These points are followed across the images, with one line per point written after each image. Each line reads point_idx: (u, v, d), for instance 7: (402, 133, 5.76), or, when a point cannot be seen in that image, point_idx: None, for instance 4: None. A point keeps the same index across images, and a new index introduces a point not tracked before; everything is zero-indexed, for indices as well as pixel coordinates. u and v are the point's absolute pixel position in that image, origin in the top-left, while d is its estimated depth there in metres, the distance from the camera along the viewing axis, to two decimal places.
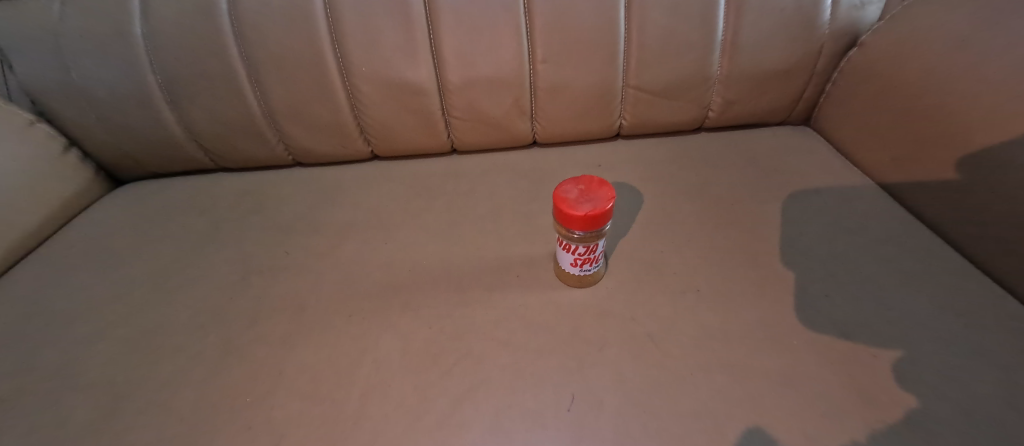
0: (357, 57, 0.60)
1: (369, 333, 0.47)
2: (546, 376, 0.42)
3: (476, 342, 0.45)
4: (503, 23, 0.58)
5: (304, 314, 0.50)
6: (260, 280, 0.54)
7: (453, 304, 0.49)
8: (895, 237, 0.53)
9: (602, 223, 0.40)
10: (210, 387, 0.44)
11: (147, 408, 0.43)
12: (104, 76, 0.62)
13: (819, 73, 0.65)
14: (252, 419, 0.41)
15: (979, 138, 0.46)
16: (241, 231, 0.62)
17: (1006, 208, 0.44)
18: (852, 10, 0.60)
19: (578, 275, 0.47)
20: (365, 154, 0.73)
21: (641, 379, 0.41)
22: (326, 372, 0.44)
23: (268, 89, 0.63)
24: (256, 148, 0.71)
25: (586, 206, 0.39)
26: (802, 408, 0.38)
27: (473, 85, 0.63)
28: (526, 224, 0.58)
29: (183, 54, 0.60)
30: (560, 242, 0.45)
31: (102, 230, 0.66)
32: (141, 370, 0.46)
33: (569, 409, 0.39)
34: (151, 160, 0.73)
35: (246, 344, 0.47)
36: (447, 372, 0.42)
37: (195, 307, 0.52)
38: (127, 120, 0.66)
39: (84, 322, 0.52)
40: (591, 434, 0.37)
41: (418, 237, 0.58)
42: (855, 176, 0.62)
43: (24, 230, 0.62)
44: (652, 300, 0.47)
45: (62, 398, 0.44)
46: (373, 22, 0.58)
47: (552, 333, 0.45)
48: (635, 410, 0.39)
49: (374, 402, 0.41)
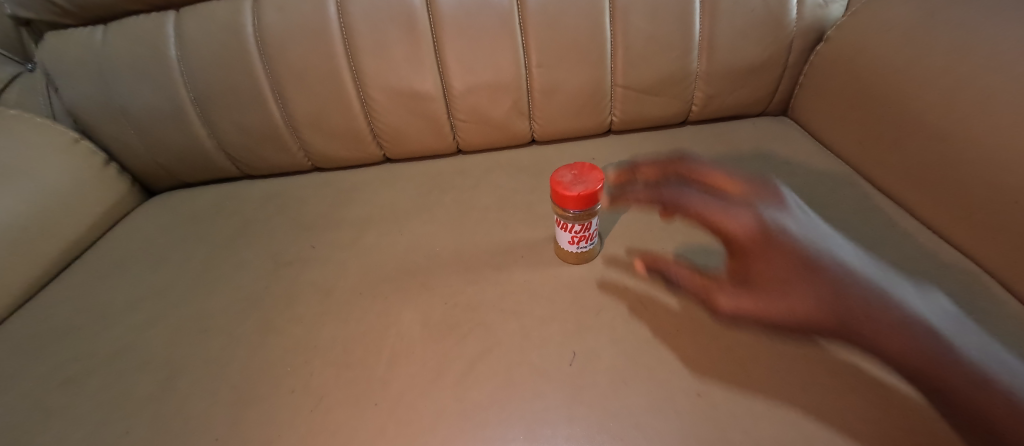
0: (370, 69, 0.67)
1: (393, 309, 0.53)
2: (550, 339, 0.47)
3: (487, 314, 0.50)
4: (500, 33, 0.65)
5: (332, 297, 0.55)
6: (291, 270, 0.60)
7: (466, 283, 0.55)
8: (863, 209, 0.58)
9: (592, 200, 0.45)
10: (255, 361, 0.50)
11: (201, 380, 0.49)
12: (143, 94, 0.69)
13: (791, 67, 0.71)
14: (294, 384, 0.47)
15: (927, 119, 0.52)
16: (268, 229, 0.68)
17: (953, 176, 0.49)
18: (816, 9, 0.66)
19: (576, 252, 0.53)
20: (378, 157, 0.79)
21: (635, 338, 0.46)
22: (356, 343, 0.50)
23: (290, 100, 0.70)
24: (279, 156, 0.77)
25: (574, 189, 0.45)
26: (775, 356, 0.43)
27: (476, 90, 0.69)
28: (527, 212, 0.64)
29: (213, 73, 0.67)
30: (558, 223, 0.51)
31: (141, 234, 0.72)
32: (191, 351, 0.52)
33: (571, 363, 0.45)
34: (182, 171, 0.79)
35: (283, 323, 0.53)
36: (463, 339, 0.48)
37: (234, 295, 0.58)
38: (161, 134, 0.73)
39: (136, 312, 0.58)
40: (591, 383, 0.43)
41: (430, 228, 0.64)
42: (828, 158, 0.67)
43: (73, 236, 0.68)
44: (643, 273, 0.53)
45: (125, 376, 0.50)
46: (383, 37, 0.64)
47: (555, 303, 0.51)
48: (628, 362, 0.44)
49: (400, 366, 0.47)
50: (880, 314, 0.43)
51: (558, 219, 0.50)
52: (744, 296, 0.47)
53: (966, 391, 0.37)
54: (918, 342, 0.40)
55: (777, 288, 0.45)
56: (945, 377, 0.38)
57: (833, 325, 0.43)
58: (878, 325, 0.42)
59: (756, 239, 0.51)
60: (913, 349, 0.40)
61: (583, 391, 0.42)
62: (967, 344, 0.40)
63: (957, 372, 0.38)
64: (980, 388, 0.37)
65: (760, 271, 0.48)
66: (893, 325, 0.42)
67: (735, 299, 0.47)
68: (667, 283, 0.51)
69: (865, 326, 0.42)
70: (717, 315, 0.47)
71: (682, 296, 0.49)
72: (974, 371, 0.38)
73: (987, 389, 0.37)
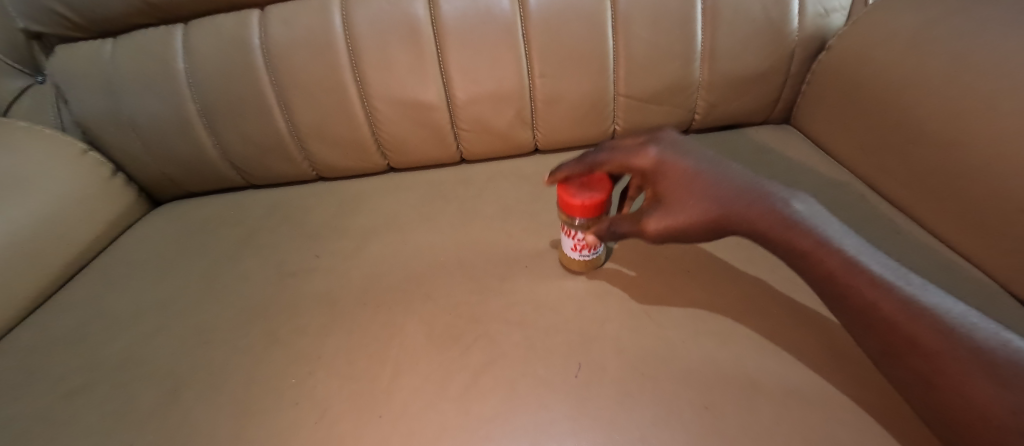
0: (374, 80, 0.67)
1: (397, 319, 0.53)
2: (554, 349, 0.47)
3: (492, 324, 0.50)
4: (503, 44, 0.65)
5: (335, 307, 0.55)
6: (295, 280, 0.60)
7: (470, 293, 0.54)
8: (869, 218, 0.57)
9: (598, 203, 0.45)
10: (258, 372, 0.50)
11: (204, 392, 0.49)
12: (150, 106, 0.70)
13: (793, 75, 0.71)
14: (298, 396, 0.46)
15: (930, 126, 0.51)
16: (273, 239, 0.68)
17: (958, 185, 0.49)
18: (817, 18, 0.66)
19: (580, 260, 0.53)
20: (382, 167, 0.79)
21: (640, 348, 0.46)
22: (359, 354, 0.50)
23: (295, 111, 0.70)
24: (283, 166, 0.77)
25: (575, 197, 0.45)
26: (781, 368, 0.43)
27: (479, 100, 0.70)
28: (531, 222, 0.64)
29: (219, 85, 0.68)
30: (566, 233, 0.51)
31: (146, 244, 0.72)
32: (195, 362, 0.52)
33: (576, 374, 0.44)
34: (188, 181, 0.80)
35: (287, 334, 0.53)
36: (467, 350, 0.48)
37: (239, 305, 0.58)
38: (168, 145, 0.74)
39: (141, 323, 0.58)
40: (597, 395, 0.43)
41: (434, 238, 0.64)
42: (832, 166, 0.67)
43: (80, 246, 0.69)
44: (647, 283, 0.53)
45: (129, 387, 0.50)
46: (387, 48, 0.65)
47: (558, 314, 0.50)
48: (633, 374, 0.44)
49: (404, 377, 0.47)
50: (793, 222, 0.40)
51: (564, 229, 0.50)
52: (666, 211, 0.44)
53: (901, 320, 0.34)
54: (842, 256, 0.37)
55: (686, 187, 0.43)
56: (863, 298, 0.36)
57: (751, 228, 0.42)
58: (800, 237, 0.39)
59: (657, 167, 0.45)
60: (864, 299, 0.36)
61: (588, 403, 0.42)
62: (882, 262, 0.37)
63: (872, 288, 0.36)
64: (918, 323, 0.33)
65: (671, 184, 0.44)
66: (791, 221, 0.40)
67: (658, 214, 0.44)
68: (603, 235, 0.46)
69: (779, 227, 0.40)
70: (646, 231, 0.44)
71: (623, 234, 0.46)
72: (913, 303, 0.34)
73: (919, 322, 0.33)
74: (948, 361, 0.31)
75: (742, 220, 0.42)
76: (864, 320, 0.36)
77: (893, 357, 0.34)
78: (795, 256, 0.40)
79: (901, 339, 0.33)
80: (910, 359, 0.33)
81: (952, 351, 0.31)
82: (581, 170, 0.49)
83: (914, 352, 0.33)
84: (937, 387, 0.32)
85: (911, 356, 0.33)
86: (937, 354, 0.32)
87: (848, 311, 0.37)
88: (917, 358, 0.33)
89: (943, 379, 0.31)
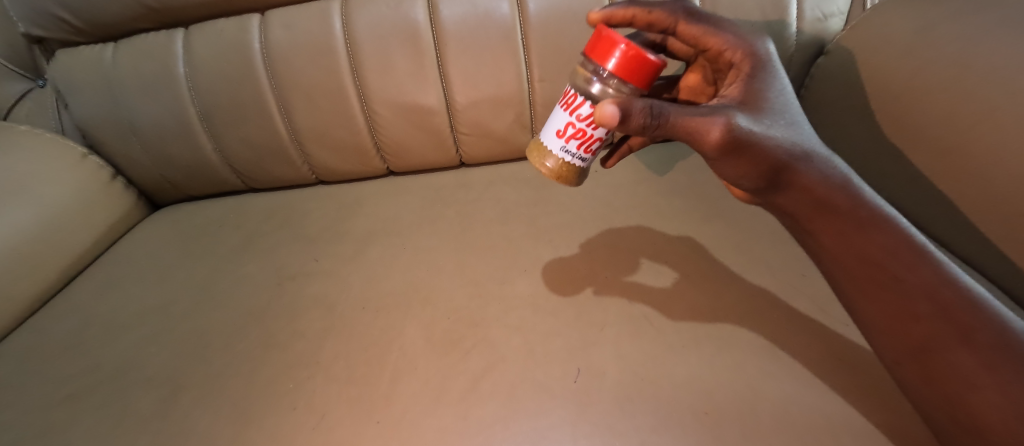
0: (375, 84, 0.68)
1: (396, 324, 0.52)
2: (553, 354, 0.47)
3: (491, 329, 0.50)
4: (503, 48, 0.66)
5: (335, 311, 0.55)
6: (294, 284, 0.60)
7: (469, 297, 0.54)
8: None
9: (645, 72, 0.38)
10: (257, 376, 0.49)
11: (202, 396, 0.48)
12: (151, 110, 0.70)
13: (793, 79, 0.71)
14: (296, 401, 0.46)
15: (932, 131, 0.51)
16: (272, 243, 0.68)
17: (960, 190, 0.49)
18: (816, 23, 0.67)
19: (559, 156, 0.44)
20: (382, 170, 0.79)
21: (639, 353, 0.46)
22: (358, 358, 0.49)
23: (295, 115, 0.71)
24: (283, 169, 0.77)
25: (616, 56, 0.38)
26: (781, 373, 0.43)
27: (478, 104, 0.70)
28: (530, 226, 0.64)
29: (220, 89, 0.68)
30: (574, 110, 0.41)
31: (145, 247, 0.72)
32: (193, 366, 0.52)
33: (575, 379, 0.44)
34: (187, 185, 0.80)
35: (286, 338, 0.53)
36: (466, 355, 0.48)
37: (237, 309, 0.58)
38: (167, 148, 0.74)
39: (139, 327, 0.58)
40: (596, 400, 0.42)
41: (433, 242, 0.64)
42: None
43: (78, 250, 0.69)
44: (647, 287, 0.53)
45: (127, 392, 0.50)
46: (387, 52, 0.66)
47: (557, 318, 0.50)
48: (633, 378, 0.44)
49: (403, 382, 0.46)
50: (858, 192, 0.36)
51: (579, 102, 0.41)
52: (751, 116, 0.35)
53: (960, 310, 0.32)
54: (903, 235, 0.35)
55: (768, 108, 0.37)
56: (924, 280, 0.33)
57: (815, 190, 0.36)
58: (868, 209, 0.35)
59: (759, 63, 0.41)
60: (921, 283, 0.33)
61: (587, 408, 0.42)
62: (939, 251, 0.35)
63: (929, 273, 0.33)
64: (972, 313, 0.31)
65: (758, 95, 0.38)
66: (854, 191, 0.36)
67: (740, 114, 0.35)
68: (643, 112, 0.33)
69: (848, 194, 0.36)
70: (720, 122, 0.33)
71: (679, 122, 0.34)
72: (969, 291, 0.32)
73: (977, 316, 0.31)
74: (996, 351, 0.30)
75: (806, 171, 0.35)
76: (918, 308, 0.33)
77: (925, 354, 0.33)
78: (858, 229, 0.35)
79: (956, 328, 0.31)
80: (956, 352, 0.31)
81: (1005, 341, 0.30)
82: (680, 17, 0.45)
83: (965, 344, 0.31)
84: (977, 387, 0.30)
85: (959, 351, 0.31)
86: (988, 348, 0.30)
87: (901, 296, 0.34)
88: (966, 350, 0.31)
89: (994, 373, 0.29)
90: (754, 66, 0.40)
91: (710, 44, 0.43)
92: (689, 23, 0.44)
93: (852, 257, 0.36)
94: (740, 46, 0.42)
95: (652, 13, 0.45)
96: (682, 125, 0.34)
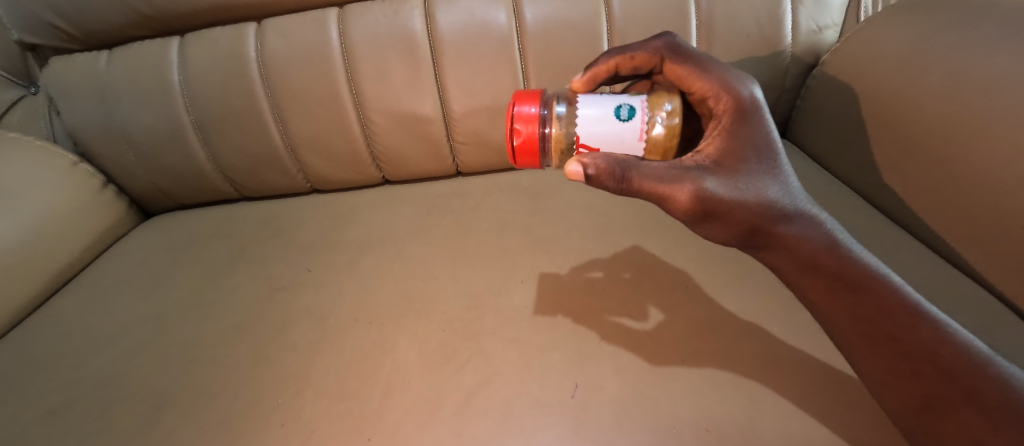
0: (371, 93, 0.67)
1: (389, 336, 0.51)
2: (550, 368, 0.46)
3: (486, 342, 0.49)
4: (499, 58, 0.65)
5: (326, 324, 0.54)
6: (286, 295, 0.59)
7: (464, 309, 0.53)
8: (870, 230, 0.55)
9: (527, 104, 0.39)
10: (244, 390, 0.48)
11: (189, 412, 0.47)
12: (144, 118, 0.70)
13: (790, 90, 0.70)
14: (285, 417, 0.45)
15: (924, 138, 0.50)
16: (264, 253, 0.67)
17: (957, 188, 0.47)
18: (811, 34, 0.66)
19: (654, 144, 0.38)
20: (377, 179, 0.78)
21: (638, 368, 0.45)
22: (349, 373, 0.48)
23: (290, 123, 0.70)
24: (278, 178, 0.77)
25: (518, 133, 0.38)
26: (783, 387, 0.42)
27: (474, 113, 0.69)
28: (527, 236, 0.63)
29: (216, 98, 0.68)
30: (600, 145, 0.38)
31: (135, 257, 0.71)
32: (179, 380, 0.50)
33: (572, 395, 0.43)
34: (180, 193, 0.79)
35: (275, 352, 0.52)
36: (461, 368, 0.47)
37: (227, 321, 0.57)
38: (160, 156, 0.73)
39: (125, 340, 0.57)
40: (593, 416, 0.41)
41: (428, 252, 0.63)
42: (827, 177, 0.65)
43: (65, 260, 0.67)
44: (644, 299, 0.52)
45: (110, 407, 0.49)
46: (385, 62, 0.65)
47: (555, 331, 0.49)
48: (632, 394, 0.42)
49: (396, 397, 0.45)
50: (847, 254, 0.36)
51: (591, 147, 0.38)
52: (726, 180, 0.35)
53: (961, 369, 0.31)
54: (897, 294, 0.34)
55: (757, 162, 0.37)
56: (922, 339, 0.32)
57: (799, 254, 0.37)
58: (858, 270, 0.35)
59: (750, 113, 0.37)
60: (919, 338, 0.32)
61: (584, 425, 0.41)
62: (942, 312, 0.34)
63: (926, 329, 0.33)
64: (973, 373, 0.30)
65: (743, 150, 0.36)
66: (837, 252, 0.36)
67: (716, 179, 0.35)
68: (608, 170, 0.33)
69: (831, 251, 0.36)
70: (688, 186, 0.34)
71: (645, 184, 0.34)
72: (969, 347, 0.32)
73: (977, 374, 0.30)
74: (1001, 414, 0.28)
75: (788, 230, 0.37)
76: (917, 365, 0.32)
77: (929, 411, 0.31)
78: (848, 289, 0.35)
79: (958, 387, 0.30)
80: (960, 412, 0.30)
81: (1011, 403, 0.29)
82: (665, 54, 0.42)
83: (970, 403, 0.30)
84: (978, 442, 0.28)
85: (964, 409, 0.30)
86: (993, 410, 0.29)
87: (898, 353, 0.33)
88: (971, 410, 0.29)
89: (1000, 435, 0.28)
90: (739, 109, 0.37)
91: (695, 88, 0.39)
92: (675, 61, 0.41)
93: (844, 312, 0.35)
94: (729, 94, 0.38)
95: (634, 57, 0.43)
96: (649, 188, 0.34)
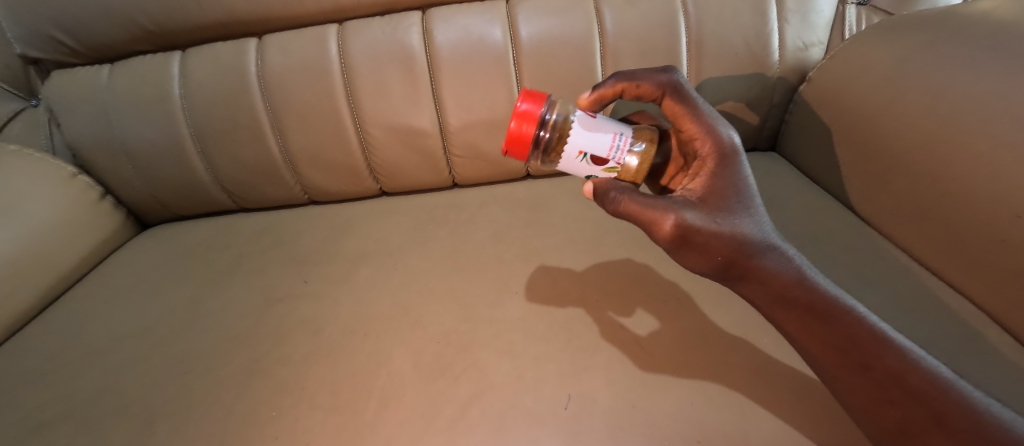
0: (369, 107, 0.69)
1: (384, 348, 0.52)
2: (544, 380, 0.46)
3: (480, 354, 0.50)
4: (494, 74, 0.67)
5: (322, 336, 0.54)
6: (282, 307, 0.59)
7: (460, 321, 0.54)
8: (857, 242, 0.57)
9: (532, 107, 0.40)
10: (238, 403, 0.48)
11: (182, 424, 0.47)
12: (144, 130, 0.71)
13: (778, 105, 0.72)
14: (279, 430, 0.45)
15: (907, 153, 0.51)
16: (260, 265, 0.67)
17: (938, 201, 0.48)
18: (798, 51, 0.68)
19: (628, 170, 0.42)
20: (374, 191, 0.79)
21: (630, 380, 0.45)
22: (344, 385, 0.48)
23: (289, 136, 0.71)
24: (276, 190, 0.77)
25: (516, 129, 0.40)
26: (772, 399, 0.42)
27: (470, 127, 0.70)
28: (522, 248, 0.64)
29: (216, 112, 0.69)
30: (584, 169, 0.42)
31: (131, 268, 0.71)
32: (173, 392, 0.50)
33: (566, 407, 0.44)
34: (177, 204, 0.79)
35: (270, 363, 0.52)
36: (455, 381, 0.47)
37: (222, 333, 0.57)
38: (159, 168, 0.74)
39: (119, 352, 0.57)
40: (586, 428, 0.42)
41: (424, 264, 0.63)
42: (815, 190, 0.67)
43: (61, 272, 0.67)
44: (637, 311, 0.52)
45: (103, 420, 0.49)
46: (382, 77, 0.67)
47: (549, 342, 0.50)
48: (624, 406, 0.43)
49: (390, 409, 0.45)
50: (820, 287, 0.36)
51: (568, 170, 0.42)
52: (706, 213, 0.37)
53: (930, 393, 0.31)
54: (867, 323, 0.35)
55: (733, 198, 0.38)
56: (889, 366, 0.33)
57: (769, 285, 0.37)
58: (828, 300, 0.36)
59: (727, 155, 0.40)
60: (891, 365, 0.33)
61: (577, 437, 0.41)
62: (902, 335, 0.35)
63: (896, 356, 0.33)
64: (941, 397, 0.31)
65: (725, 186, 0.39)
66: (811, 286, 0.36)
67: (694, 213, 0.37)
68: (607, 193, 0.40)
69: (806, 285, 0.37)
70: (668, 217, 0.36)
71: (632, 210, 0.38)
72: (937, 373, 0.32)
73: (944, 397, 0.31)
74: (970, 437, 0.29)
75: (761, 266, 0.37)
76: (888, 391, 0.32)
77: (903, 435, 0.32)
78: (818, 319, 0.36)
79: (929, 411, 0.31)
80: (933, 435, 0.30)
81: (977, 427, 0.29)
82: (666, 91, 0.45)
83: (938, 426, 0.30)
84: None
85: (932, 432, 0.30)
86: (962, 433, 0.29)
87: (872, 382, 0.33)
88: (941, 433, 0.30)
89: None
90: (719, 148, 0.40)
91: (684, 126, 0.43)
92: (674, 98, 0.44)
93: (817, 344, 0.36)
94: (711, 139, 0.41)
95: (639, 85, 0.45)
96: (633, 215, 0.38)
